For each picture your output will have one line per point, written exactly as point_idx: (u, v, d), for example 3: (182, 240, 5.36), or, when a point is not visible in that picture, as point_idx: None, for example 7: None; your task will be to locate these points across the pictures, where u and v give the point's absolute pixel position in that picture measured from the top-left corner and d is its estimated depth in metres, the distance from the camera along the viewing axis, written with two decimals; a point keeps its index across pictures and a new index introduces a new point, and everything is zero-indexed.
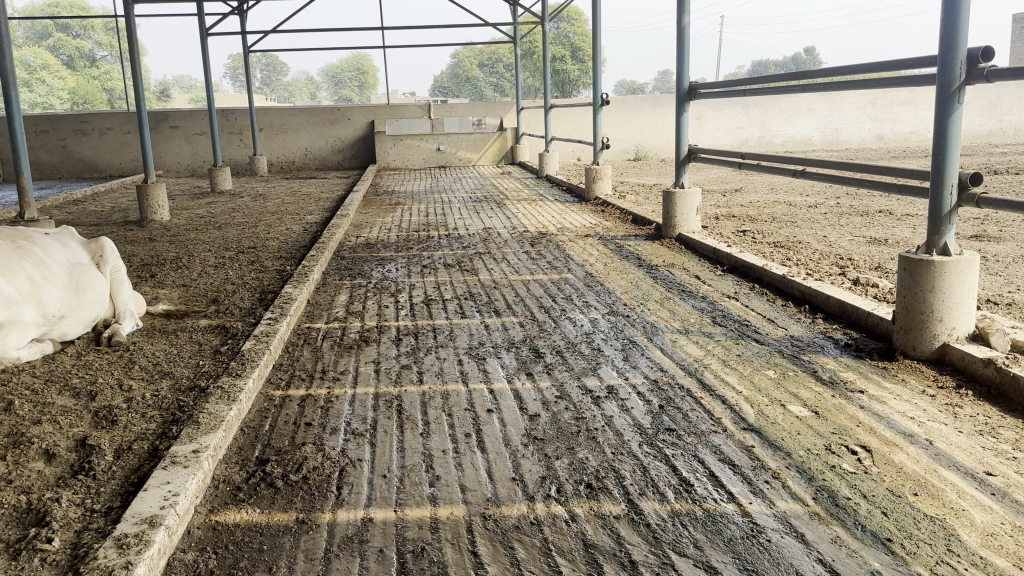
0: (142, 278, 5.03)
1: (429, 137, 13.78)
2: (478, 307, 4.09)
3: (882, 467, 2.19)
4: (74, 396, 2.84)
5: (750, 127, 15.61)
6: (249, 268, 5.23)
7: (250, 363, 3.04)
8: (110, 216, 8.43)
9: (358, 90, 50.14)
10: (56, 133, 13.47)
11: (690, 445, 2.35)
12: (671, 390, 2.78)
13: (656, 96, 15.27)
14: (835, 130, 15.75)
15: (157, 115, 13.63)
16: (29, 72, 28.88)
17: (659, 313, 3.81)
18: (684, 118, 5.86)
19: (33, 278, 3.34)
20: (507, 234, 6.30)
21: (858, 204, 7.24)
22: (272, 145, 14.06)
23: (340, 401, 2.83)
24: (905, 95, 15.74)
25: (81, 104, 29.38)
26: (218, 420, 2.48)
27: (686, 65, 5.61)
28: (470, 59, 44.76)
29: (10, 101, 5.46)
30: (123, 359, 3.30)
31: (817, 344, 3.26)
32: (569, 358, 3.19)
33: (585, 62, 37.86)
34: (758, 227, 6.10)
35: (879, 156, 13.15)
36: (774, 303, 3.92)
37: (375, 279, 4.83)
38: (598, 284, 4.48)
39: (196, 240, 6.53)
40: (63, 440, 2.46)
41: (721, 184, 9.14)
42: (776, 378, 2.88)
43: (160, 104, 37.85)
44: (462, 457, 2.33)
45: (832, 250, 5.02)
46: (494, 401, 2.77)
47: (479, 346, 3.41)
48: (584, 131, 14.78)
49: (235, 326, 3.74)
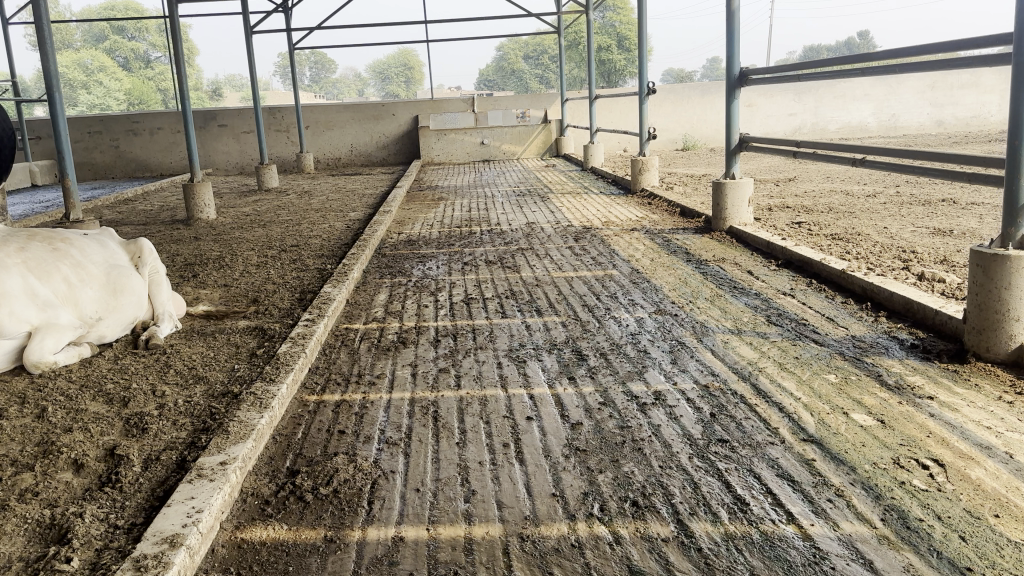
0: (185, 278, 5.02)
1: (474, 130, 13.66)
2: (520, 306, 3.96)
3: (957, 484, 2.00)
4: (107, 402, 2.79)
5: (803, 114, 15.16)
6: (291, 267, 5.18)
7: (285, 367, 2.96)
8: (158, 215, 8.51)
9: (404, 86, 50.57)
10: (108, 134, 13.71)
11: (745, 458, 2.19)
12: (723, 396, 2.62)
13: (706, 84, 14.94)
14: (893, 115, 15.18)
15: (205, 114, 13.77)
16: (88, 75, 30.28)
17: (710, 311, 3.62)
18: (735, 107, 5.62)
19: (71, 280, 3.30)
20: (551, 229, 6.15)
21: (920, 192, 6.91)
22: (318, 142, 14.12)
23: (375, 407, 2.73)
24: (967, 77, 15.09)
25: (137, 105, 30.40)
26: (248, 429, 2.39)
27: (737, 50, 5.37)
28: (515, 52, 44.70)
29: (55, 103, 5.48)
30: (159, 362, 3.26)
31: (881, 344, 3.05)
32: (615, 361, 3.04)
33: (631, 51, 37.51)
34: (814, 218, 5.85)
35: (939, 142, 12.62)
36: (832, 300, 3.71)
37: (415, 276, 4.74)
38: (645, 281, 4.31)
39: (241, 239, 6.52)
40: (93, 449, 2.41)
41: (774, 174, 8.84)
42: (837, 384, 2.68)
43: (210, 103, 38.87)
44: (500, 470, 2.21)
45: (894, 243, 4.76)
46: (535, 407, 2.64)
47: (520, 348, 3.28)
48: (631, 122, 14.52)
49: (273, 328, 3.67)
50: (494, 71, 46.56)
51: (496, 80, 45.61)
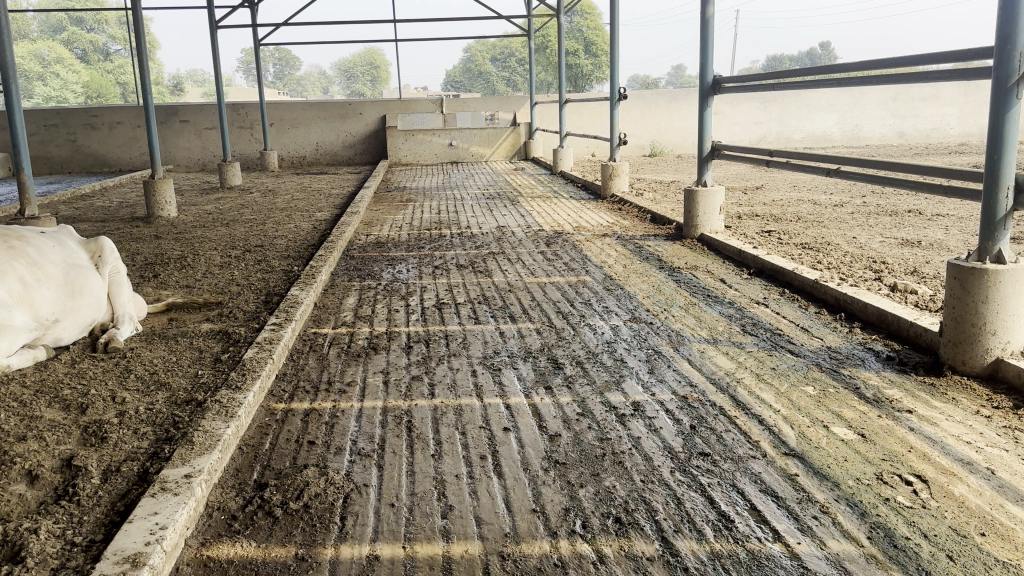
0: (144, 278, 4.86)
1: (442, 132, 13.57)
2: (492, 311, 3.90)
3: (941, 501, 1.99)
4: (64, 409, 2.67)
5: (768, 122, 15.35)
6: (256, 268, 5.04)
7: (251, 373, 2.86)
8: (117, 212, 8.28)
9: (370, 85, 50.23)
10: (66, 127, 13.35)
11: (728, 472, 2.15)
12: (702, 408, 2.58)
13: (674, 91, 15.04)
14: (855, 126, 15.45)
15: (167, 109, 13.47)
16: (44, 66, 29.85)
17: (685, 320, 3.60)
18: (708, 115, 5.61)
19: (26, 280, 3.15)
20: (522, 233, 6.10)
21: (886, 203, 7.00)
22: (284, 140, 13.90)
23: (346, 416, 2.64)
24: (927, 90, 15.41)
25: (96, 98, 29.87)
26: (214, 439, 2.29)
27: (710, 58, 5.37)
28: (483, 54, 44.71)
29: (10, 94, 5.28)
30: (118, 366, 3.13)
31: (857, 356, 3.05)
32: (592, 370, 2.99)
33: (598, 56, 37.76)
34: (783, 226, 5.88)
35: (901, 153, 12.87)
36: (806, 310, 3.70)
37: (385, 280, 4.65)
38: (618, 287, 4.27)
39: (204, 238, 6.35)
40: (48, 459, 2.29)
41: (743, 182, 8.91)
42: (815, 396, 2.66)
43: (172, 98, 38.33)
44: (478, 483, 2.14)
45: (864, 253, 4.79)
46: (511, 418, 2.58)
47: (494, 356, 3.22)
48: (599, 127, 14.55)
49: (238, 331, 3.56)
50: (462, 73, 46.52)
51: (463, 82, 45.54)
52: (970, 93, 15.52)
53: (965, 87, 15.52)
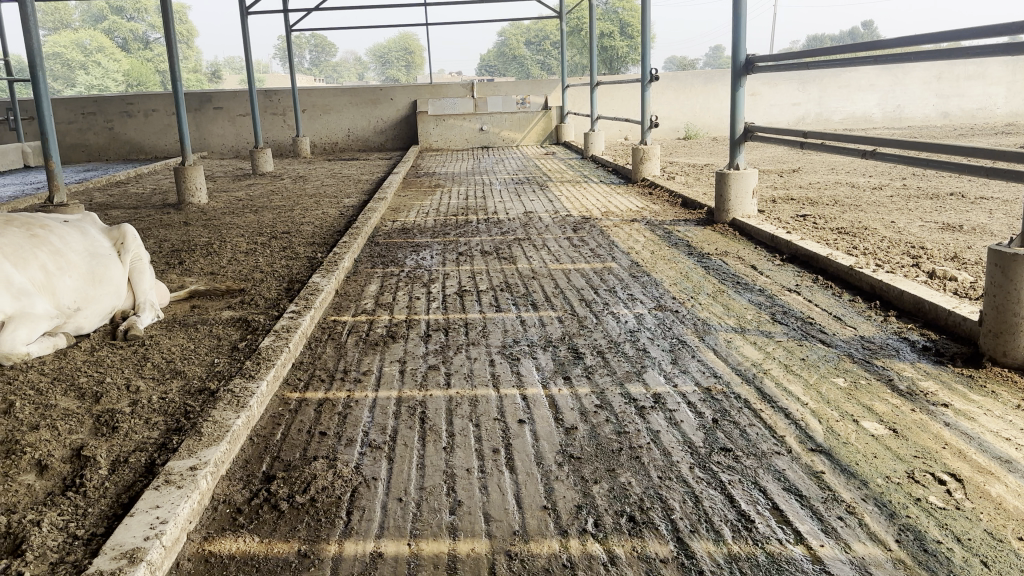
0: (170, 265, 4.87)
1: (473, 116, 13.48)
2: (514, 299, 3.82)
3: (976, 502, 1.87)
4: (79, 398, 2.66)
5: (807, 103, 14.99)
6: (281, 255, 5.03)
7: (266, 362, 2.82)
8: (149, 198, 8.36)
9: (405, 71, 50.33)
10: (102, 115, 13.53)
11: (750, 469, 2.06)
12: (726, 400, 2.48)
13: (709, 72, 14.75)
14: (897, 107, 15.01)
15: (201, 96, 13.58)
16: (86, 55, 30.92)
17: (712, 308, 3.49)
18: (739, 95, 5.44)
19: (48, 269, 3.15)
20: (549, 219, 6.00)
21: (927, 186, 6.76)
22: (316, 126, 13.92)
23: (360, 407, 2.59)
24: (973, 68, 14.91)
25: (136, 87, 30.77)
26: (223, 430, 2.26)
27: (743, 36, 5.20)
28: (517, 37, 44.49)
29: (38, 82, 5.32)
30: (137, 354, 3.12)
31: (892, 346, 2.92)
32: (612, 361, 2.90)
33: (634, 38, 37.33)
34: (818, 211, 5.70)
35: (945, 133, 12.48)
36: (840, 298, 3.57)
37: (408, 267, 4.60)
38: (644, 274, 4.17)
39: (231, 225, 6.36)
40: (59, 449, 2.27)
41: (779, 165, 8.69)
42: (846, 388, 2.55)
43: (210, 85, 39.05)
44: (489, 478, 2.08)
45: (901, 238, 4.61)
46: (527, 409, 2.51)
47: (513, 345, 3.14)
48: (632, 110, 14.34)
49: (257, 319, 3.53)
50: (496, 57, 46.36)
51: (497, 66, 45.39)
52: (1017, 71, 14.99)
53: (1014, 65, 14.98)
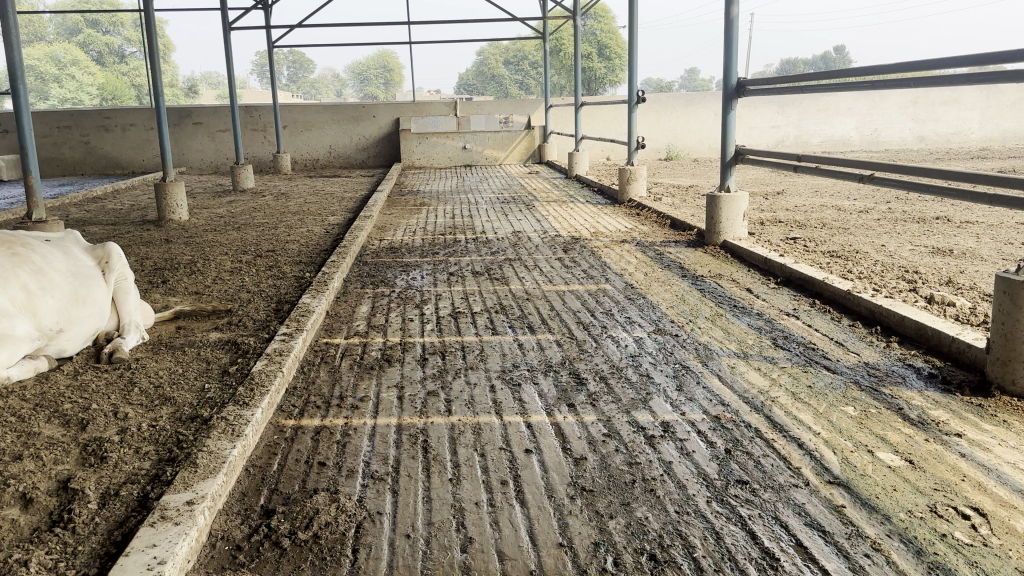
0: (153, 284, 4.75)
1: (455, 135, 13.46)
2: (510, 321, 3.75)
3: (1004, 538, 1.82)
4: (63, 425, 2.54)
5: (786, 126, 15.15)
6: (267, 274, 4.93)
7: (259, 388, 2.73)
8: (128, 215, 8.20)
9: (384, 89, 50.41)
10: (79, 129, 13.32)
11: (768, 503, 2.00)
12: (737, 430, 2.42)
13: (690, 94, 14.86)
14: (874, 130, 15.21)
15: (180, 111, 13.43)
16: (60, 67, 31.43)
17: (712, 332, 3.44)
18: (730, 118, 5.44)
19: (30, 289, 3.03)
20: (538, 239, 5.95)
21: (912, 209, 6.81)
22: (297, 142, 13.81)
23: (359, 435, 2.50)
24: (949, 94, 15.16)
25: (110, 100, 31.20)
26: (218, 461, 2.16)
27: (734, 59, 5.20)
28: (496, 57, 44.81)
29: (18, 95, 5.19)
30: (122, 379, 3.00)
31: (897, 373, 2.89)
32: (616, 387, 2.84)
33: (612, 60, 37.71)
34: (808, 233, 5.71)
35: (922, 157, 12.65)
36: (839, 323, 3.54)
37: (398, 287, 4.52)
38: (640, 297, 4.12)
39: (214, 242, 6.25)
40: (44, 481, 2.16)
41: (764, 187, 8.72)
42: (857, 417, 2.51)
43: (186, 100, 39.02)
44: (499, 513, 2.00)
45: (894, 262, 4.61)
46: (534, 438, 2.43)
47: (513, 369, 3.07)
48: (615, 130, 14.40)
49: (247, 342, 3.43)
50: (475, 76, 46.65)
51: (477, 86, 45.64)
52: (992, 97, 15.27)
53: (987, 91, 15.24)
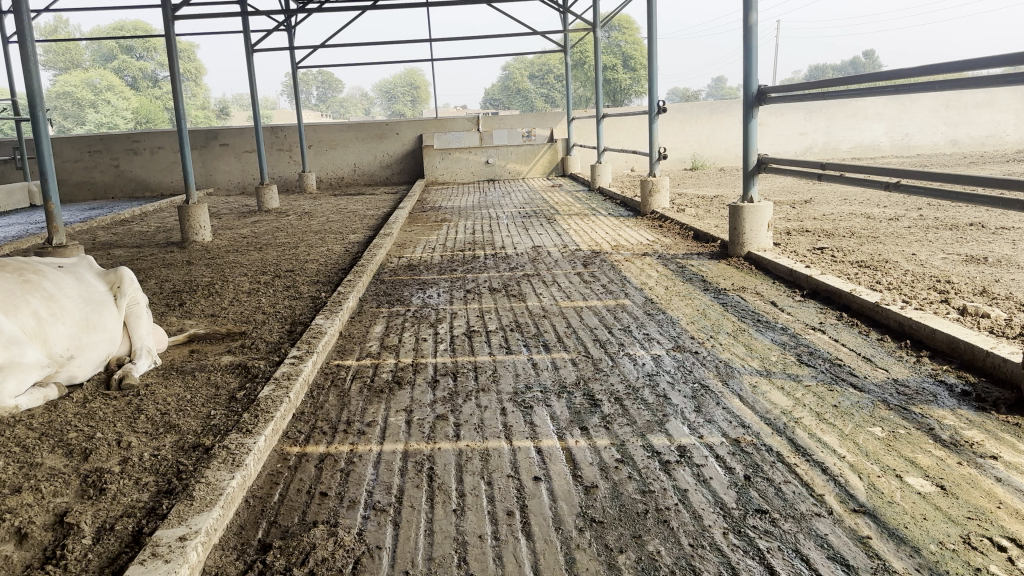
0: (171, 306, 4.75)
1: (479, 149, 13.44)
2: (525, 339, 3.67)
3: None
4: (66, 455, 2.50)
5: (814, 133, 14.95)
6: (284, 295, 4.90)
7: (265, 415, 2.67)
8: (154, 237, 8.27)
9: (411, 105, 50.81)
10: (108, 153, 13.52)
11: (789, 534, 1.89)
12: (757, 454, 2.31)
13: (716, 102, 14.71)
14: (905, 135, 14.91)
15: (207, 133, 13.58)
16: (95, 93, 32.19)
17: (734, 349, 3.32)
18: (752, 125, 5.32)
19: (41, 315, 3.00)
20: (558, 254, 5.87)
21: (945, 216, 6.61)
22: (322, 161, 13.89)
23: (364, 462, 2.42)
24: (982, 96, 14.82)
25: (145, 123, 31.88)
26: (216, 493, 2.10)
27: (754, 67, 5.09)
28: (521, 71, 44.96)
29: (37, 122, 5.24)
30: (130, 406, 2.96)
31: (928, 391, 2.75)
32: (631, 409, 2.73)
33: (637, 71, 37.62)
34: (836, 243, 5.55)
35: (954, 162, 12.37)
36: (867, 337, 3.41)
37: (414, 306, 4.46)
38: (660, 312, 4.02)
39: (235, 263, 6.25)
40: (41, 515, 2.11)
41: (791, 195, 8.55)
42: (884, 439, 2.38)
43: (217, 121, 39.73)
44: (504, 546, 1.91)
45: (925, 271, 4.46)
46: (543, 465, 2.34)
47: (526, 391, 2.98)
48: (639, 141, 14.29)
49: (257, 365, 3.38)
50: (501, 91, 46.83)
51: (503, 100, 45.80)
52: None
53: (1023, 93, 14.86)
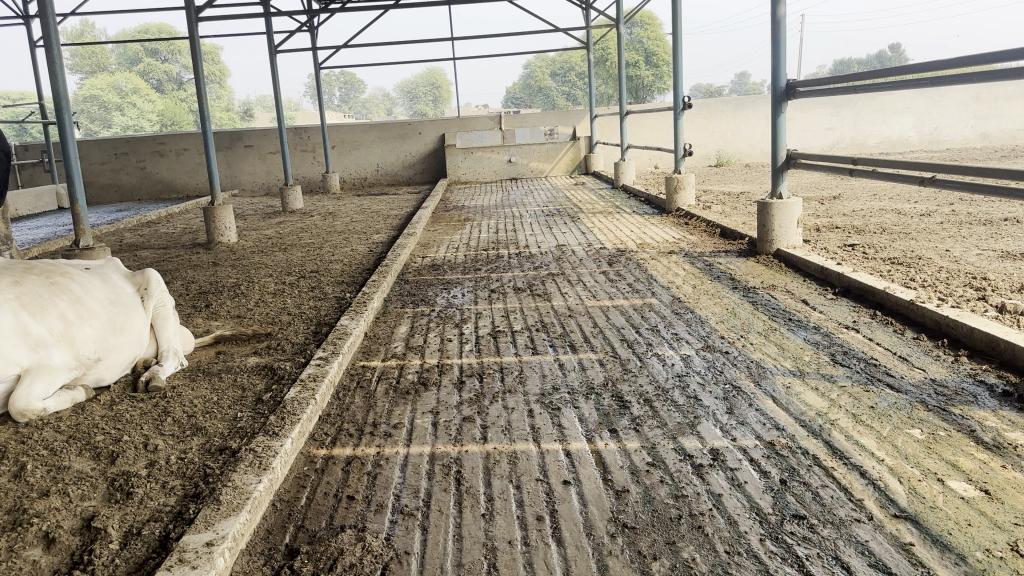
0: (197, 308, 4.76)
1: (501, 148, 13.35)
2: (551, 339, 3.62)
3: None
4: (94, 458, 2.50)
5: (842, 127, 14.68)
6: (309, 296, 4.90)
7: (290, 417, 2.65)
8: (180, 238, 8.32)
9: (433, 105, 50.95)
10: (135, 156, 13.65)
11: (828, 540, 1.83)
12: (793, 457, 2.25)
13: (740, 98, 14.55)
14: (934, 129, 14.69)
15: (231, 134, 13.67)
16: (122, 96, 32.63)
17: (765, 349, 3.26)
18: (781, 121, 5.23)
19: (68, 317, 3.00)
20: (583, 252, 5.81)
21: (978, 211, 6.47)
22: (345, 161, 13.93)
23: (391, 465, 2.40)
24: (1013, 88, 14.54)
25: (170, 126, 32.26)
26: (243, 497, 2.08)
27: (782, 61, 5.00)
28: (543, 69, 44.93)
29: (64, 125, 5.27)
30: (157, 408, 2.96)
31: (968, 392, 2.67)
32: (661, 411, 2.68)
33: (660, 67, 37.44)
34: (866, 239, 5.45)
35: (985, 155, 12.15)
36: (902, 336, 3.33)
37: (439, 306, 4.43)
38: (688, 311, 3.96)
39: (260, 264, 6.25)
40: (69, 519, 2.11)
41: (819, 191, 8.43)
42: (924, 441, 2.31)
43: (241, 123, 40.12)
44: (534, 553, 1.87)
45: (960, 268, 4.35)
46: (573, 468, 2.30)
47: (553, 392, 2.94)
48: (663, 137, 14.18)
49: (283, 367, 3.37)
50: (522, 89, 46.83)
51: (525, 99, 45.79)
52: None
53: None
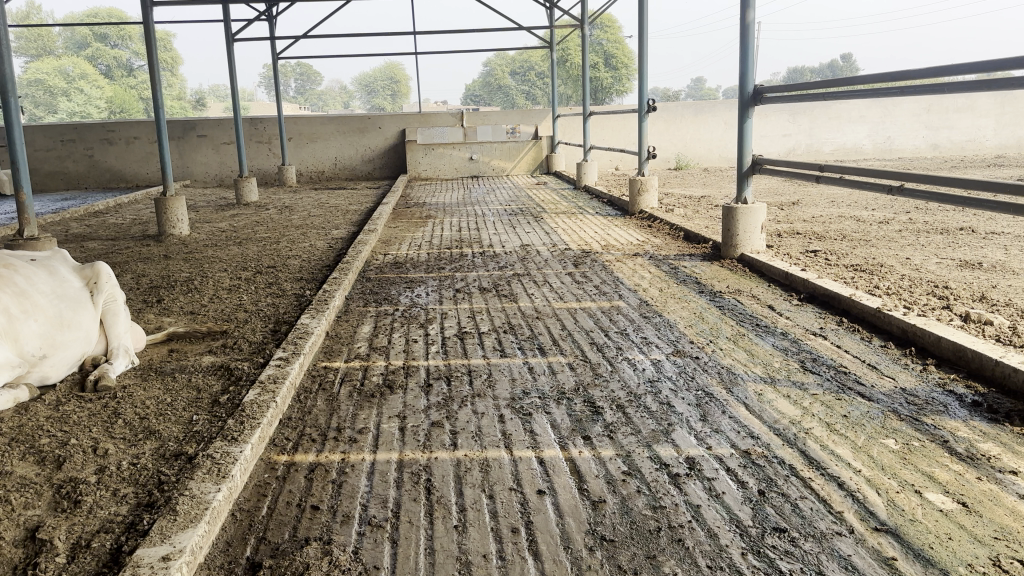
0: (148, 303, 4.57)
1: (462, 145, 13.22)
2: (519, 342, 3.55)
3: None
4: (38, 463, 2.35)
5: (798, 135, 14.99)
6: (267, 292, 4.75)
7: (250, 421, 2.53)
8: (129, 229, 8.04)
9: (391, 100, 50.52)
10: (83, 143, 13.21)
11: (810, 555, 1.79)
12: (770, 467, 2.22)
13: (699, 102, 14.68)
14: (887, 138, 14.97)
15: (184, 124, 13.30)
16: (69, 81, 31.72)
17: (735, 354, 3.23)
18: (748, 125, 5.24)
19: (11, 312, 2.83)
20: (547, 253, 5.75)
21: (934, 220, 6.58)
22: (302, 154, 13.67)
23: (357, 473, 2.30)
24: (962, 101, 14.93)
25: (118, 113, 31.42)
26: (202, 507, 1.97)
27: (750, 65, 5.00)
28: (503, 68, 44.91)
29: (9, 108, 5.03)
30: (107, 409, 2.82)
31: (939, 401, 2.67)
32: (635, 417, 2.62)
33: (619, 70, 37.71)
34: (828, 245, 5.50)
35: (936, 165, 12.44)
36: (869, 343, 3.33)
37: (402, 305, 4.33)
38: (656, 314, 3.92)
39: (214, 258, 6.06)
40: (11, 530, 1.97)
41: (779, 197, 8.51)
42: (900, 452, 2.29)
43: (193, 112, 39.27)
44: (511, 567, 1.79)
45: (921, 276, 4.39)
46: (547, 477, 2.23)
47: (523, 397, 2.86)
48: (623, 139, 14.23)
49: (241, 367, 3.23)
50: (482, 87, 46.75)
51: (484, 97, 45.71)
52: (1006, 103, 14.98)
53: (1002, 98, 14.95)
